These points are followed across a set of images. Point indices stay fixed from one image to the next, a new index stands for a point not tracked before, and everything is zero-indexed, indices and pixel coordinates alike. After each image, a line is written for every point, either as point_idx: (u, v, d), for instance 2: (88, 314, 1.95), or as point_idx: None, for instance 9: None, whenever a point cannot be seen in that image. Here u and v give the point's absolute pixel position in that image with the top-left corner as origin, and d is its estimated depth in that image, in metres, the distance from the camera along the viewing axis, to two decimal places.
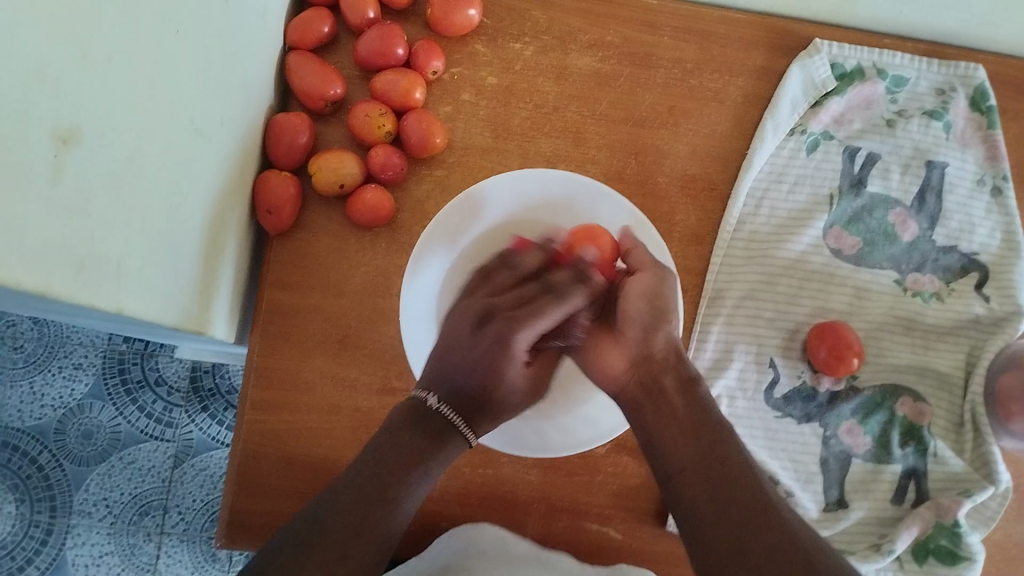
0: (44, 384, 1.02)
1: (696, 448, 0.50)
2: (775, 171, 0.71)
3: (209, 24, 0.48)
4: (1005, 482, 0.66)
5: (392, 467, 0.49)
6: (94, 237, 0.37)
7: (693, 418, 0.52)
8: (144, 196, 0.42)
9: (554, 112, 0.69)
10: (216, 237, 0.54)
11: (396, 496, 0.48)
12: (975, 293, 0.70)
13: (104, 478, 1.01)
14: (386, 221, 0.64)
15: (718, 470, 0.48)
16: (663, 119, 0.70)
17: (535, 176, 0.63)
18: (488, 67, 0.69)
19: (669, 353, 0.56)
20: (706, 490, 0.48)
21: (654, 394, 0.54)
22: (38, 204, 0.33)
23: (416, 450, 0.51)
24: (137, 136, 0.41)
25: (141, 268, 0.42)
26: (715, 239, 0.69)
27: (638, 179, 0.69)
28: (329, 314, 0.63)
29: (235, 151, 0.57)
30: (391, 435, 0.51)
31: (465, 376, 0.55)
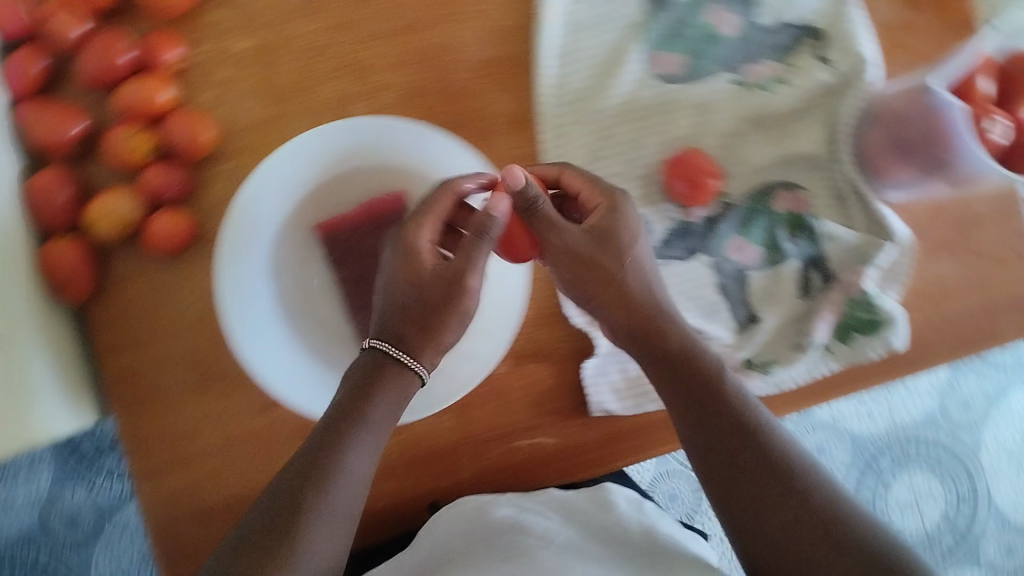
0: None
1: (692, 420, 0.53)
2: (575, 20, 0.66)
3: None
4: (902, 234, 0.64)
5: (331, 434, 0.50)
6: None
7: (697, 390, 0.54)
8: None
9: (324, 50, 0.62)
10: None
11: (334, 456, 0.49)
12: (815, 60, 0.66)
13: (110, 552, 0.94)
14: (192, 239, 0.60)
15: (727, 441, 0.52)
16: (438, 10, 0.64)
17: (314, 142, 0.60)
18: (232, 32, 0.62)
19: (646, 317, 0.57)
20: (725, 468, 0.51)
21: (669, 366, 0.56)
22: None
23: (349, 409, 0.51)
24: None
25: None
26: (537, 117, 0.65)
27: (437, 85, 0.64)
28: (179, 355, 0.60)
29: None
30: (332, 406, 0.52)
31: (387, 301, 0.55)
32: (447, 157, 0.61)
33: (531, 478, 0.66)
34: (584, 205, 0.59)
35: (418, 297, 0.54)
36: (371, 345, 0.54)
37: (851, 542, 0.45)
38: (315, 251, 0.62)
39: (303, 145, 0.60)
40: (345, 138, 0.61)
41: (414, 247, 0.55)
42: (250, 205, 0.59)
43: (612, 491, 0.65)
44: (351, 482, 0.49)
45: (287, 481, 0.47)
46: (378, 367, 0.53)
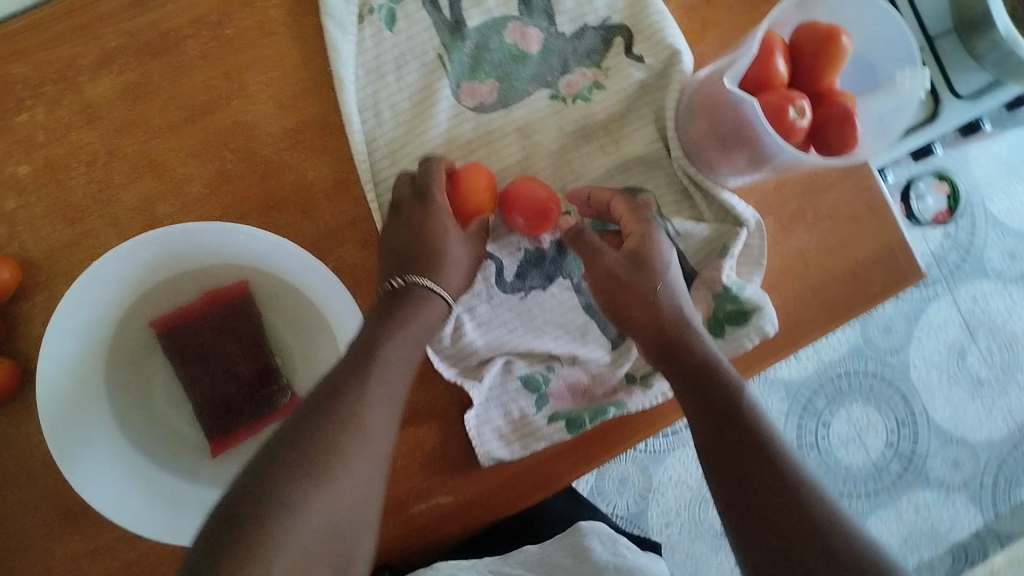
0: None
1: (703, 412, 0.50)
2: (371, 69, 0.63)
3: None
4: (751, 217, 0.62)
5: (369, 342, 0.51)
6: None
7: (707, 403, 0.50)
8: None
9: (112, 156, 0.59)
10: None
11: (371, 369, 0.49)
12: (627, 57, 0.64)
13: None
14: (18, 382, 0.57)
15: (701, 379, 0.52)
16: (226, 89, 0.61)
17: (110, 262, 0.55)
18: (13, 158, 0.59)
19: (669, 325, 0.54)
20: (704, 405, 0.50)
21: (683, 369, 0.53)
22: None
23: (382, 318, 0.53)
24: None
25: None
26: (358, 176, 0.61)
27: (243, 165, 0.60)
28: (34, 503, 0.57)
29: None
30: (374, 315, 0.54)
31: (397, 243, 0.57)
32: (255, 244, 0.57)
33: (434, 541, 0.62)
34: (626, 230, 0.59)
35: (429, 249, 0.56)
36: (407, 281, 0.55)
37: (842, 548, 0.42)
38: (155, 356, 0.61)
39: (100, 269, 0.55)
40: (145, 252, 0.56)
41: (428, 190, 0.57)
42: (60, 348, 0.54)
43: (587, 535, 0.68)
44: (374, 407, 0.48)
45: (333, 382, 0.48)
46: (408, 293, 0.55)
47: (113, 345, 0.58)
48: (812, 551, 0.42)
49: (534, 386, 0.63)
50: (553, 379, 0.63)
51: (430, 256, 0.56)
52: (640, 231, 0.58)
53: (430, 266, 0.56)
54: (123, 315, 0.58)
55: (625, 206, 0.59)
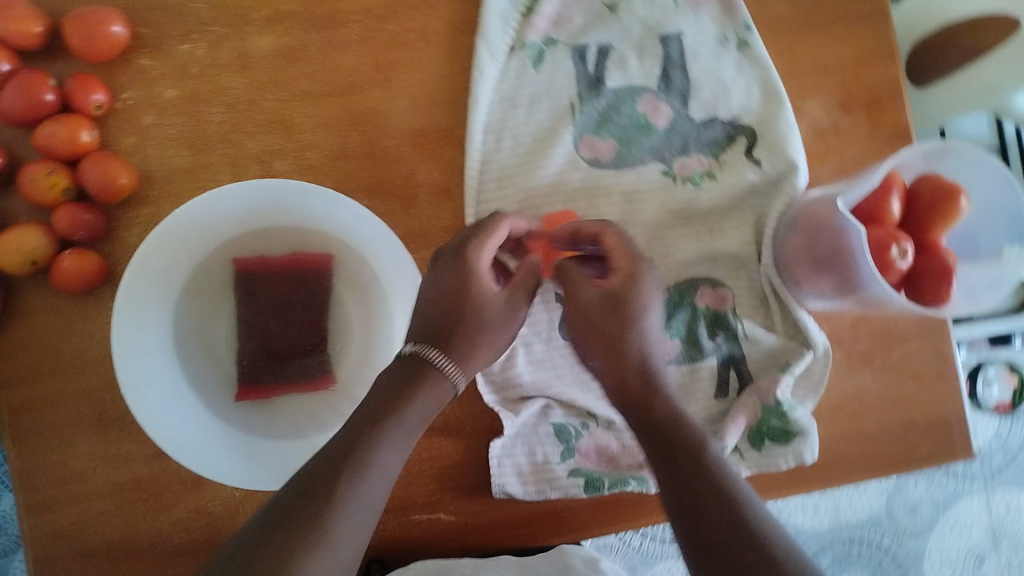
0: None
1: (676, 484, 0.47)
2: (506, 98, 0.66)
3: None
4: (822, 343, 0.63)
5: (370, 416, 0.49)
6: None
7: (678, 470, 0.47)
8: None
9: (252, 106, 0.63)
10: None
11: (369, 448, 0.47)
12: (746, 159, 0.66)
13: None
14: (101, 280, 0.60)
15: (673, 445, 0.49)
16: (371, 77, 0.64)
17: (224, 194, 0.59)
18: (164, 79, 0.63)
19: (638, 374, 0.52)
20: (675, 476, 0.47)
21: (656, 432, 0.50)
22: None
23: (390, 388, 0.50)
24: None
25: None
26: (463, 188, 0.64)
27: (364, 149, 0.64)
28: (75, 393, 0.60)
29: None
30: (380, 382, 0.51)
31: (432, 305, 0.54)
32: (359, 222, 0.60)
33: (424, 553, 0.62)
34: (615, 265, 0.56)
35: (458, 315, 0.53)
36: (412, 350, 0.53)
37: None
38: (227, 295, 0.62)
39: (212, 197, 0.58)
40: (258, 196, 0.60)
41: (466, 250, 0.54)
42: (154, 254, 0.57)
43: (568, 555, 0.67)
44: (369, 495, 0.45)
45: (328, 459, 0.46)
46: (423, 362, 0.52)
47: (200, 270, 0.61)
48: None
49: (565, 437, 0.64)
50: (586, 436, 0.64)
51: (464, 323, 0.54)
52: (630, 268, 0.55)
53: (462, 335, 0.54)
54: (221, 245, 0.61)
55: (617, 238, 0.56)
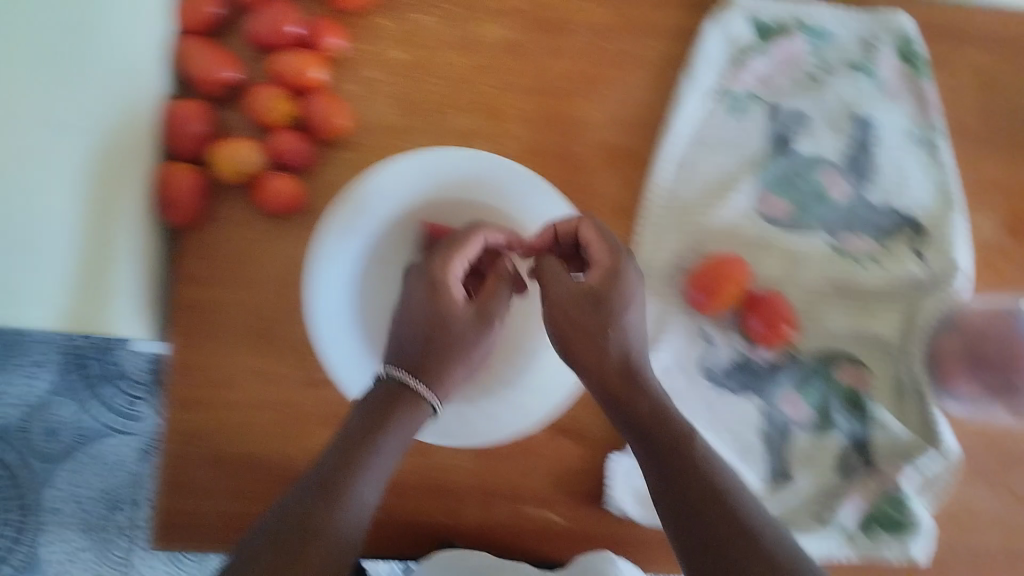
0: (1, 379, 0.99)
1: (677, 485, 0.49)
2: (700, 138, 0.67)
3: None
4: (953, 450, 0.64)
5: (347, 457, 0.48)
6: None
7: (678, 474, 0.49)
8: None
9: (466, 86, 0.65)
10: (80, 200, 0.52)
11: (347, 491, 0.46)
12: (910, 251, 0.68)
13: (71, 475, 0.99)
14: (296, 207, 0.63)
15: (669, 457, 0.50)
16: (579, 86, 0.66)
17: (441, 156, 0.62)
18: (393, 42, 0.65)
19: (620, 375, 0.52)
20: (664, 471, 0.50)
21: (646, 439, 0.51)
22: None
23: (361, 431, 0.49)
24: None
25: None
26: (641, 210, 0.66)
27: (557, 152, 0.66)
28: (244, 305, 0.63)
29: (91, 146, 0.53)
30: (349, 424, 0.50)
31: (404, 330, 0.54)
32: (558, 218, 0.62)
33: (522, 545, 0.65)
34: (592, 259, 0.55)
35: (432, 335, 0.53)
36: (385, 373, 0.53)
37: None
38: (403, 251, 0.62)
39: (433, 155, 0.62)
40: (469, 167, 0.62)
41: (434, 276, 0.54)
42: (371, 195, 0.60)
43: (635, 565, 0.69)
44: (350, 536, 0.44)
45: (299, 500, 0.45)
46: (391, 398, 0.51)
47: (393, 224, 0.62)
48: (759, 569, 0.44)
49: None
50: None
51: (434, 345, 0.53)
52: (603, 260, 0.54)
53: (433, 355, 0.53)
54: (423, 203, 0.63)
55: (594, 231, 0.55)
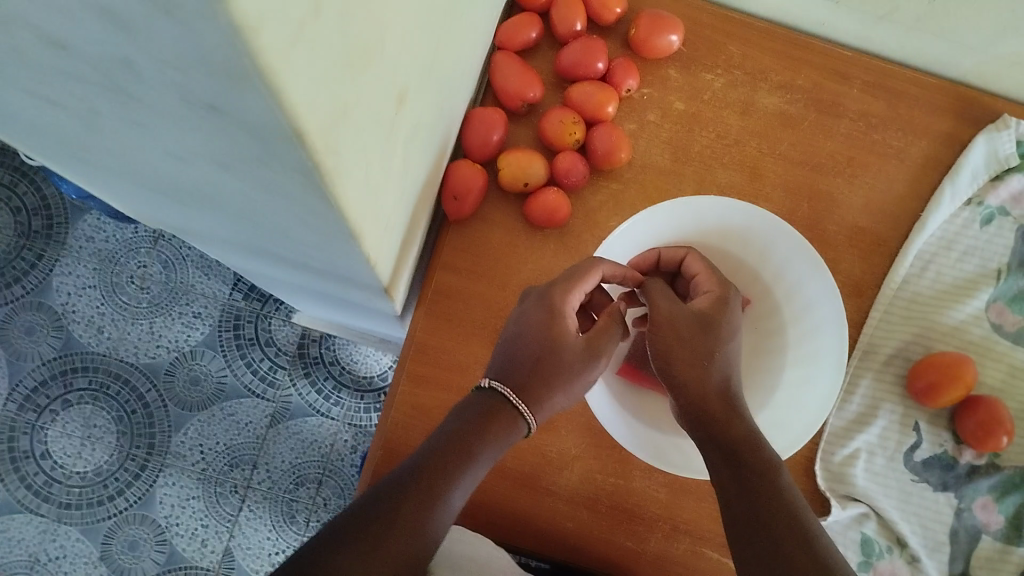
0: (163, 326, 1.13)
1: (743, 496, 0.50)
2: (945, 239, 0.68)
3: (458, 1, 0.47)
4: None
5: (446, 451, 0.52)
6: (359, 188, 0.36)
7: (753, 485, 0.50)
8: (390, 188, 0.44)
9: (735, 144, 0.69)
10: (420, 184, 0.54)
11: (444, 484, 0.51)
12: None
13: (202, 425, 1.10)
14: (559, 224, 0.68)
15: (750, 477, 0.51)
16: (842, 167, 0.69)
17: (718, 203, 0.65)
18: (678, 92, 0.70)
19: (722, 398, 0.55)
20: (742, 487, 0.51)
21: (729, 453, 0.52)
22: (343, 158, 0.32)
23: (467, 428, 0.53)
24: (395, 147, 0.42)
25: (377, 215, 0.42)
26: (877, 293, 0.68)
27: (807, 223, 0.68)
28: (489, 302, 0.67)
29: (438, 138, 0.56)
30: (449, 422, 0.54)
31: (518, 351, 0.57)
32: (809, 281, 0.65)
33: None
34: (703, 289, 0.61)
35: (541, 354, 0.57)
36: (489, 385, 0.57)
37: None
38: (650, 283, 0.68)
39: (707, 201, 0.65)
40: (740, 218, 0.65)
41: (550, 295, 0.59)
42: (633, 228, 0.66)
43: None
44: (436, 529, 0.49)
45: (393, 482, 0.50)
46: (493, 407, 0.55)
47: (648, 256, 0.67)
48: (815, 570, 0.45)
49: (869, 551, 0.65)
50: (888, 560, 0.65)
51: (543, 365, 0.56)
52: (715, 290, 0.60)
53: (540, 374, 0.56)
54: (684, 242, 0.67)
55: (699, 262, 0.62)
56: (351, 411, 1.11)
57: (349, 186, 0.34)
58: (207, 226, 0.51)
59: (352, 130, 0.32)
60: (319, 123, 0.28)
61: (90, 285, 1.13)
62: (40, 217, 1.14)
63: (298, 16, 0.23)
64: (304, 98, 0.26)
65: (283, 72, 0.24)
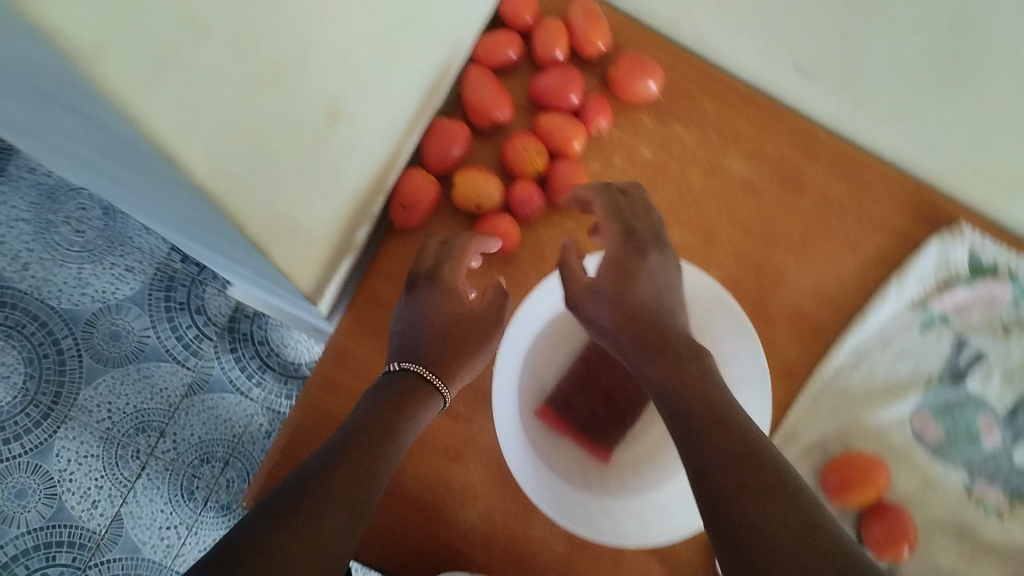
0: (90, 274, 1.08)
1: (690, 422, 0.44)
2: (882, 337, 0.67)
3: (402, 32, 0.49)
4: None
5: (381, 426, 0.48)
6: (244, 187, 0.35)
7: (701, 410, 0.45)
8: (306, 190, 0.44)
9: (694, 204, 0.68)
10: (356, 181, 0.53)
11: (381, 460, 0.46)
12: None
13: (115, 383, 1.05)
14: (505, 251, 0.66)
15: (692, 409, 0.45)
16: (795, 247, 0.68)
17: None
18: (647, 140, 0.70)
19: (646, 325, 0.52)
20: (684, 418, 0.45)
21: (666, 388, 0.48)
22: (218, 145, 0.32)
23: (392, 402, 0.51)
24: (315, 162, 0.44)
25: (278, 209, 0.41)
26: (807, 379, 0.67)
27: (751, 296, 0.68)
28: None
29: (381, 140, 0.55)
30: (373, 397, 0.51)
31: (419, 330, 0.57)
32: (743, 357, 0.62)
33: None
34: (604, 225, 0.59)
35: (447, 330, 0.57)
36: (401, 367, 0.54)
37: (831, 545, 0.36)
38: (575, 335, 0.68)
39: None
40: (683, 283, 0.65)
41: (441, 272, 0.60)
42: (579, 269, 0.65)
43: None
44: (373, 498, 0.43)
45: (333, 452, 0.44)
46: (414, 383, 0.53)
47: None
48: (770, 504, 0.38)
49: None
50: None
51: (451, 339, 0.57)
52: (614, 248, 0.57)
53: (450, 350, 0.56)
54: None
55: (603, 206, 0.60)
56: (272, 396, 1.07)
57: (227, 175, 0.33)
58: (142, 206, 0.53)
59: (227, 118, 0.32)
60: (173, 121, 0.28)
61: (25, 219, 1.09)
62: None
63: (156, 51, 0.25)
64: (173, 127, 0.28)
65: (142, 102, 0.26)
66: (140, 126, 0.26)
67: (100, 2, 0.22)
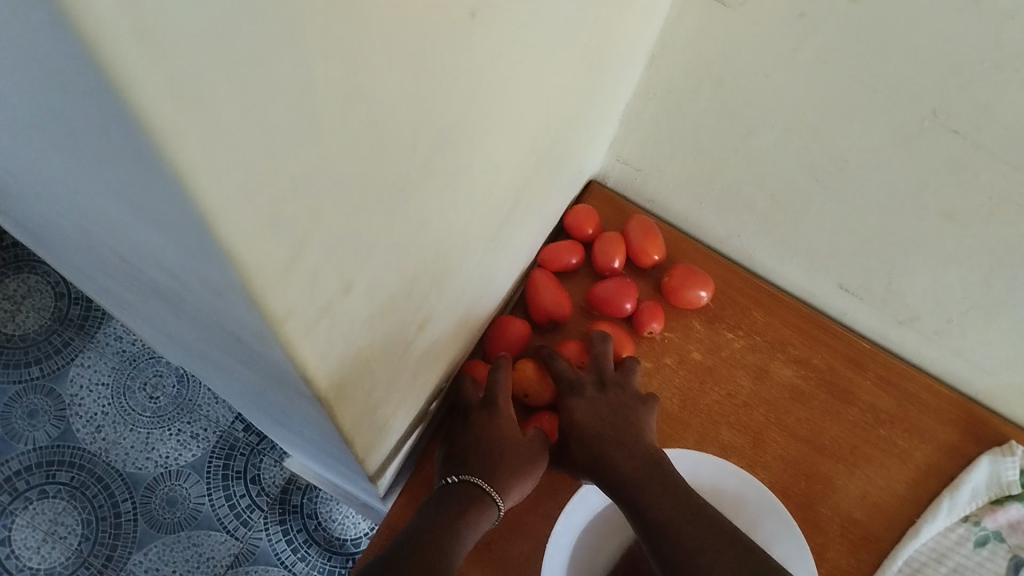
0: (157, 440, 1.13)
1: (676, 535, 0.54)
2: (937, 552, 0.66)
3: (483, 255, 0.54)
4: None
5: (442, 520, 0.53)
6: (348, 395, 0.39)
7: (685, 522, 0.55)
8: (384, 399, 0.48)
9: (744, 406, 0.71)
10: (422, 380, 0.57)
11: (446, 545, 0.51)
12: None
13: (165, 549, 1.05)
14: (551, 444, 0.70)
15: (666, 527, 0.54)
16: (845, 455, 0.70)
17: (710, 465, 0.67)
18: (698, 344, 0.74)
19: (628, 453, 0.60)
20: (662, 533, 0.54)
21: (649, 525, 0.55)
22: (336, 369, 0.35)
23: (453, 503, 0.56)
24: (400, 367, 0.48)
25: (360, 414, 0.44)
26: None
27: (802, 501, 0.68)
28: None
29: (450, 340, 0.60)
30: (433, 505, 0.56)
31: (476, 449, 0.61)
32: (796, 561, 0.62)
33: None
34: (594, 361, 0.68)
35: (499, 447, 0.61)
36: (459, 479, 0.58)
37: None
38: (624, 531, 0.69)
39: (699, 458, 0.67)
40: (732, 484, 0.66)
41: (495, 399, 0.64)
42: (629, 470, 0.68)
43: None
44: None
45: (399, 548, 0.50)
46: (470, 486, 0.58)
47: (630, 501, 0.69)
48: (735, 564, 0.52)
49: None
50: None
51: (503, 452, 0.60)
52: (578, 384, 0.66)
53: (503, 463, 0.60)
54: None
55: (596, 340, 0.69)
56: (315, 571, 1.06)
57: (340, 386, 0.37)
58: (225, 386, 0.57)
59: (351, 343, 0.35)
60: (316, 352, 0.31)
61: (104, 383, 1.16)
62: (79, 307, 1.20)
63: (319, 308, 0.29)
64: (315, 366, 0.32)
65: (301, 342, 0.29)
66: (295, 361, 0.30)
67: (297, 283, 0.26)
